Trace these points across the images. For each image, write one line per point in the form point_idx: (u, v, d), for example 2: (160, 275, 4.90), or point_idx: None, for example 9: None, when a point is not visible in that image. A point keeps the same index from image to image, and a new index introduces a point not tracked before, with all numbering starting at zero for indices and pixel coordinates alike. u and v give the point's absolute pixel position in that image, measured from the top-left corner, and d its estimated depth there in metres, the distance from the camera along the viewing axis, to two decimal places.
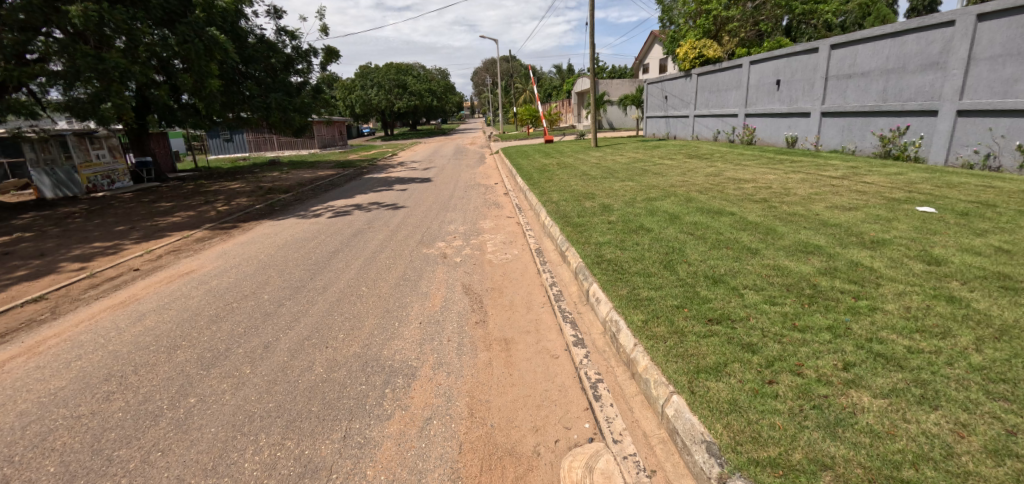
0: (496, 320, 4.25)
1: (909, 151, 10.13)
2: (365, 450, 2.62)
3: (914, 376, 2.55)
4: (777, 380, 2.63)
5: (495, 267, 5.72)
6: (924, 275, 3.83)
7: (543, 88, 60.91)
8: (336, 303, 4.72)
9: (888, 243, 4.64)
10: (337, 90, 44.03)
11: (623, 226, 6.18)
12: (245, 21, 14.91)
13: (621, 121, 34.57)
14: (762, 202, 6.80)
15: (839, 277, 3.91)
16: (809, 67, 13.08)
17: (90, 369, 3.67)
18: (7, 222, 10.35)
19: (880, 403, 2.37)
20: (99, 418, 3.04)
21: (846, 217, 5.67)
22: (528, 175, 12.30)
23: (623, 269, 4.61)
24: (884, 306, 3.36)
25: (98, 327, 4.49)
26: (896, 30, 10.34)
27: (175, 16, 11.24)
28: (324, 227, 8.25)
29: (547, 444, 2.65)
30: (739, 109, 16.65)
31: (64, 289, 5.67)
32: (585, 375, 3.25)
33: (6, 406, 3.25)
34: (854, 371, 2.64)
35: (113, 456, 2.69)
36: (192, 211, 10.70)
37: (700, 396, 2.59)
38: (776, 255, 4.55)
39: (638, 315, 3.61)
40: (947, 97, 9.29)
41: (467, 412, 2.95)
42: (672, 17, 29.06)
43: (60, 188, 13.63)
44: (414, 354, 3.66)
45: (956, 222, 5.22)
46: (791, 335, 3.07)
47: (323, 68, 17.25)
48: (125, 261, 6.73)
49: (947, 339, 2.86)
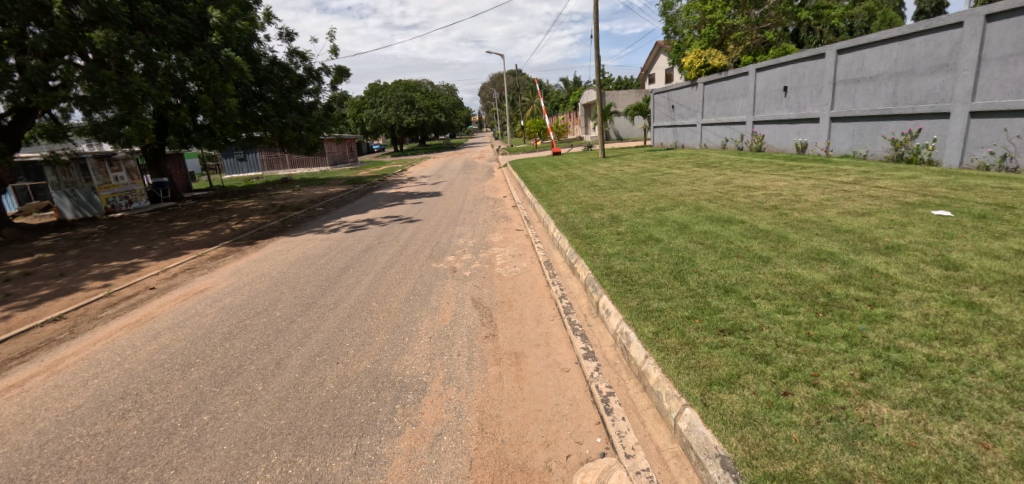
0: (505, 334, 4.24)
1: (922, 154, 10.02)
2: (376, 467, 2.61)
3: (936, 385, 2.47)
4: (792, 392, 2.58)
5: (505, 281, 5.72)
6: (942, 281, 3.75)
7: (550, 101, 61.69)
8: (346, 320, 4.74)
9: (904, 249, 4.55)
10: (349, 108, 45.18)
11: (632, 237, 6.17)
12: (258, 43, 15.29)
13: (628, 131, 34.64)
14: (773, 210, 6.74)
15: (854, 285, 3.84)
16: (816, 73, 13.02)
17: (106, 388, 3.72)
18: (29, 243, 10.62)
19: (900, 414, 2.30)
20: (115, 435, 3.07)
21: (860, 223, 5.59)
22: (536, 188, 12.32)
23: (632, 280, 4.59)
24: (901, 313, 3.29)
25: (114, 346, 4.56)
26: (903, 33, 10.26)
27: (193, 40, 11.67)
28: (335, 243, 8.37)
29: (559, 459, 2.61)
30: (746, 117, 16.61)
31: (83, 309, 5.78)
32: (596, 388, 3.22)
33: (25, 425, 3.30)
34: (872, 381, 2.58)
35: (127, 474, 2.71)
36: (207, 229, 10.89)
37: (713, 408, 2.55)
38: (788, 262, 4.50)
39: (649, 327, 3.57)
40: (959, 99, 9.17)
41: (477, 427, 2.93)
42: (677, 27, 28.16)
43: (80, 209, 14.01)
44: (425, 369, 3.66)
45: (973, 225, 5.11)
46: (806, 344, 3.01)
47: (333, 87, 17.58)
48: (142, 280, 6.84)
49: (968, 347, 2.79)
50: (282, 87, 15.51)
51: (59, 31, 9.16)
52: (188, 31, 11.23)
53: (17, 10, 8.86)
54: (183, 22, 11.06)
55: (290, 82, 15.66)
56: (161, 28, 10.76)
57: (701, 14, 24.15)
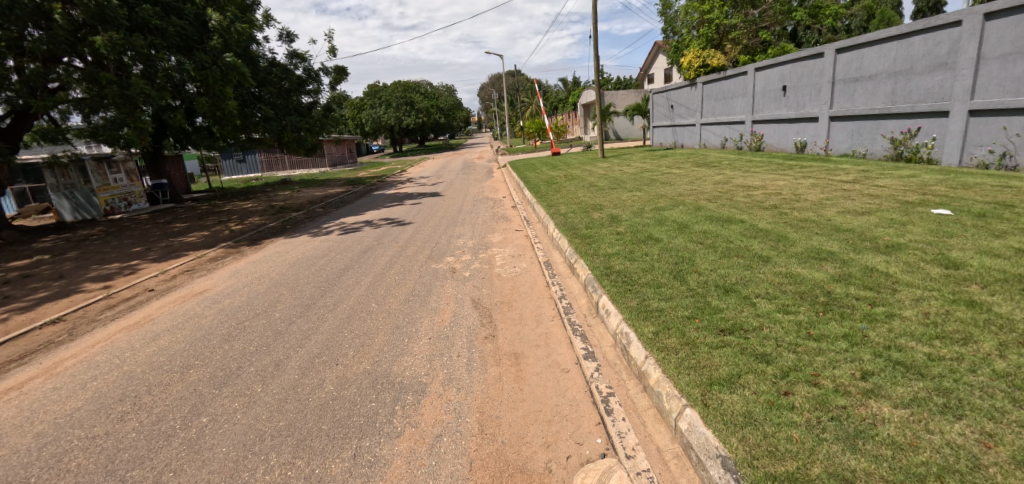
0: (505, 334, 4.24)
1: (921, 152, 10.02)
2: (375, 468, 2.60)
3: (936, 384, 2.47)
4: (793, 392, 2.57)
5: (504, 282, 5.71)
6: (943, 280, 3.73)
7: (549, 101, 61.76)
8: (346, 320, 4.74)
9: (904, 248, 4.54)
10: (347, 109, 45.20)
11: (632, 236, 6.15)
12: (257, 45, 15.27)
13: (627, 131, 34.58)
14: (772, 209, 6.73)
15: (854, 284, 3.83)
16: (815, 72, 13.01)
17: (105, 390, 3.71)
18: (28, 245, 10.60)
19: (901, 414, 2.29)
20: (114, 438, 3.06)
21: (859, 222, 5.58)
22: (536, 188, 12.30)
23: (632, 280, 4.58)
24: (902, 312, 3.28)
25: (113, 348, 4.55)
26: (902, 32, 10.25)
27: (192, 42, 11.57)
28: (334, 244, 8.35)
29: (558, 460, 2.61)
30: (745, 116, 16.61)
31: (81, 311, 5.75)
32: (596, 389, 3.21)
33: (23, 427, 3.29)
34: (873, 381, 2.58)
35: (126, 477, 2.70)
36: (206, 231, 10.88)
37: (714, 409, 2.54)
38: (789, 262, 4.49)
39: (649, 327, 3.56)
40: (958, 98, 9.17)
41: (478, 429, 2.92)
42: (676, 27, 28.13)
43: (80, 211, 13.90)
44: (424, 370, 3.64)
45: (974, 224, 5.09)
46: (806, 344, 3.00)
47: (332, 88, 17.56)
48: (141, 282, 6.83)
49: (969, 346, 2.78)
50: (281, 88, 15.49)
51: (58, 35, 9.16)
52: (187, 34, 11.10)
53: (16, 15, 8.85)
54: (183, 24, 10.94)
55: (290, 83, 15.65)
56: (161, 31, 10.72)
57: (699, 14, 24.09)
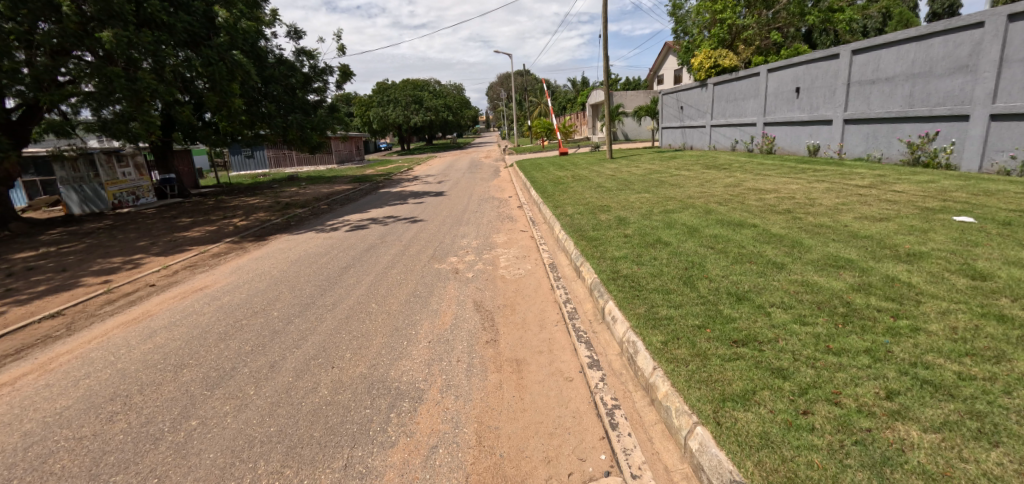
0: (507, 340, 4.09)
1: (939, 158, 9.76)
2: (366, 481, 2.47)
3: (969, 407, 2.29)
4: (812, 411, 2.40)
5: (508, 284, 5.57)
6: (969, 292, 3.54)
7: (558, 101, 61.71)
8: (344, 321, 4.62)
9: (926, 256, 4.35)
10: (356, 107, 45.37)
11: (640, 240, 5.98)
12: (266, 41, 15.34)
13: (637, 132, 34.39)
14: (785, 213, 6.54)
15: (875, 294, 3.65)
16: (830, 73, 12.72)
17: (97, 388, 3.61)
18: (35, 237, 10.62)
19: (931, 439, 2.12)
20: (100, 440, 2.96)
21: (877, 228, 5.38)
22: (542, 188, 12.12)
23: (640, 286, 4.41)
24: (927, 326, 3.09)
25: (109, 344, 4.46)
26: (921, 33, 9.99)
27: (199, 39, 11.56)
28: (338, 242, 8.25)
29: (559, 477, 2.46)
30: (757, 118, 16.32)
31: (82, 305, 5.70)
32: (601, 400, 3.06)
33: (11, 426, 3.19)
34: (899, 401, 2.40)
35: (108, 482, 2.59)
36: (210, 226, 10.80)
37: (727, 427, 2.38)
38: (804, 270, 4.30)
39: (657, 336, 3.40)
40: (979, 101, 8.90)
41: (475, 440, 2.78)
42: (687, 27, 27.84)
43: (88, 204, 14.05)
44: (422, 376, 3.51)
45: (998, 232, 4.89)
46: (825, 359, 2.83)
47: (338, 86, 17.50)
48: (143, 276, 6.77)
49: (1002, 365, 2.59)
50: (288, 85, 15.47)
51: (67, 28, 9.15)
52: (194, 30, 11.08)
53: (27, 9, 8.89)
54: (190, 20, 10.87)
55: (296, 80, 15.65)
56: (168, 26, 10.67)
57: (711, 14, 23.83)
